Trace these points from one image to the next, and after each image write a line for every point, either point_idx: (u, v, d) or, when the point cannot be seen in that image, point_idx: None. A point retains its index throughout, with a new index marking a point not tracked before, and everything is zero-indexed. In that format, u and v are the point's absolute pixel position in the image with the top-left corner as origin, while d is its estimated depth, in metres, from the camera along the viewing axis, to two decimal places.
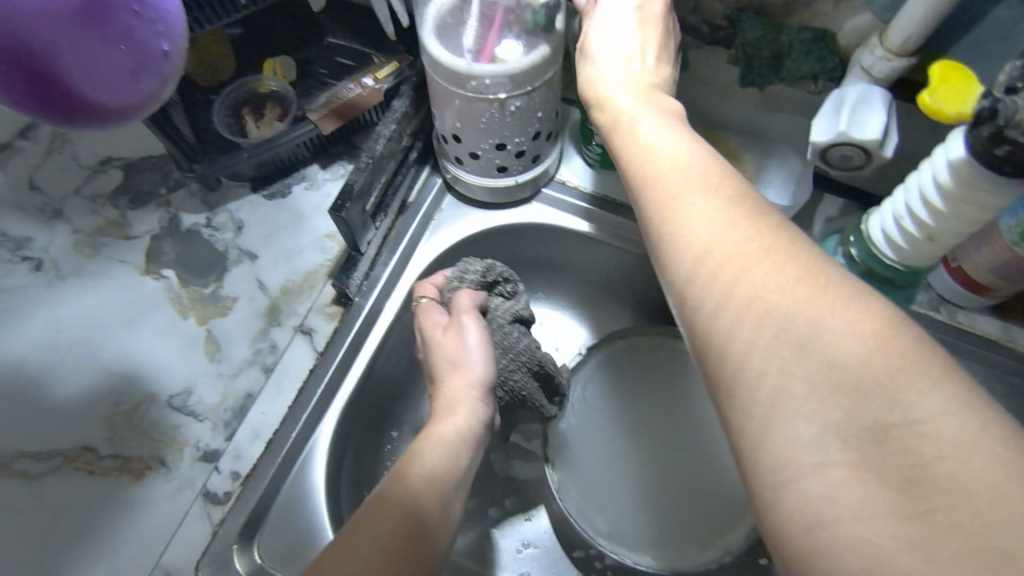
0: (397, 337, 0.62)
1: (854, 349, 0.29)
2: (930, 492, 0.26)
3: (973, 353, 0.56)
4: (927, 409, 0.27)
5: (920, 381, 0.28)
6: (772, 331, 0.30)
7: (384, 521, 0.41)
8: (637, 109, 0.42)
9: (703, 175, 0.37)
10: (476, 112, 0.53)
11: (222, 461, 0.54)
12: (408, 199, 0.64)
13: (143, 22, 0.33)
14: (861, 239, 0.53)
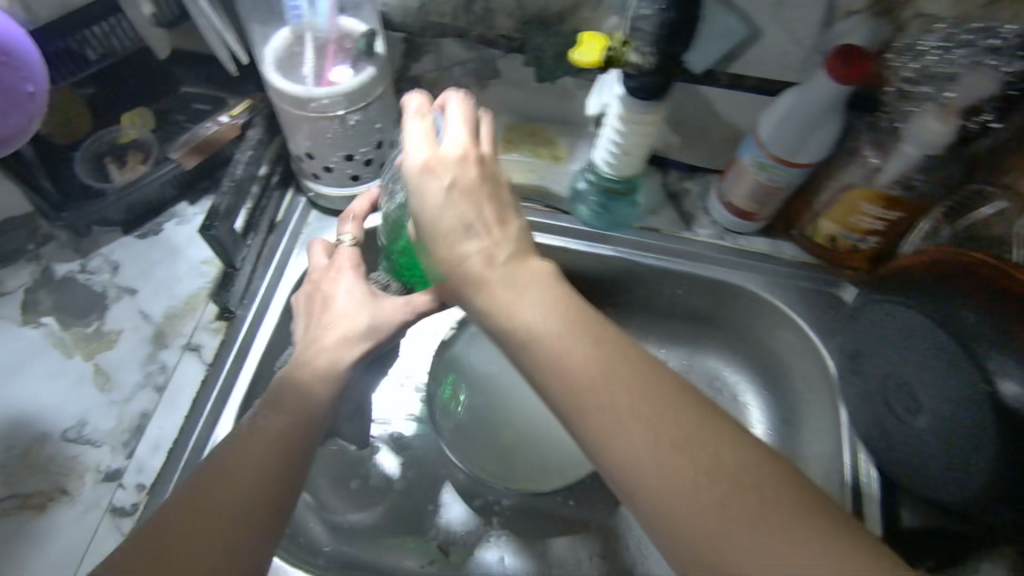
0: (283, 341, 0.68)
1: (696, 459, 0.36)
2: (693, 479, 0.35)
3: (751, 264, 0.71)
4: (749, 463, 0.36)
5: (729, 437, 0.36)
6: (662, 494, 0.36)
7: (263, 450, 0.45)
8: (504, 295, 0.42)
9: (577, 384, 0.39)
10: (321, 130, 0.61)
11: (126, 477, 0.57)
12: (276, 218, 0.71)
13: (7, 69, 0.49)
14: (591, 166, 0.68)
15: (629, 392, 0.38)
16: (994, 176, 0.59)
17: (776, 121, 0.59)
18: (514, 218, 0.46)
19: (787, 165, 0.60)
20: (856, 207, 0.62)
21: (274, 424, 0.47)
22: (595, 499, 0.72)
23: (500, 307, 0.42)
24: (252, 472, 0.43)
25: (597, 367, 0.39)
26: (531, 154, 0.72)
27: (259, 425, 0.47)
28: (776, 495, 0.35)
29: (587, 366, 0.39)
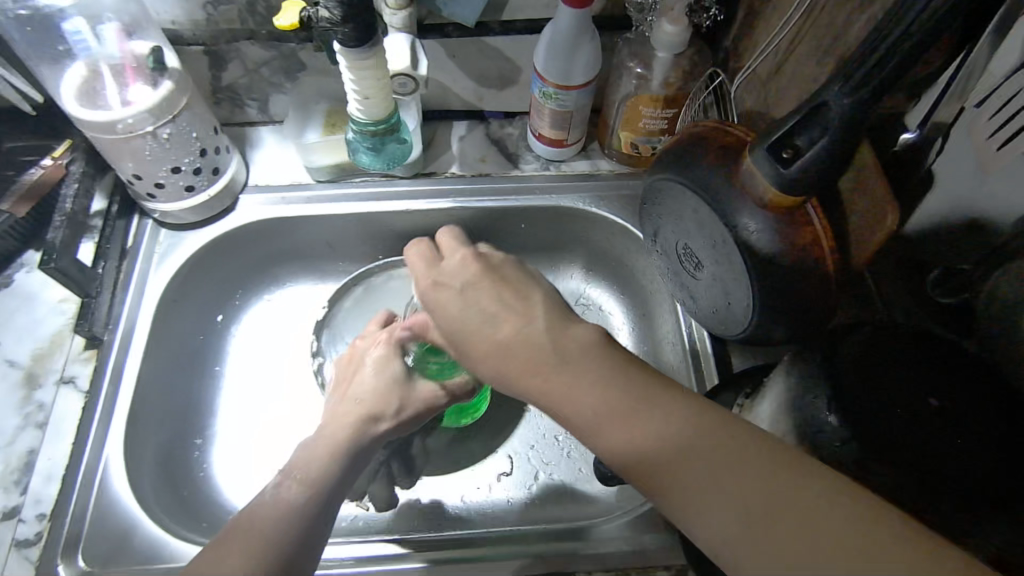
0: (157, 355, 0.71)
1: (792, 546, 0.38)
2: (767, 530, 0.39)
3: (576, 184, 0.78)
4: (842, 538, 0.37)
5: (826, 516, 0.38)
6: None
7: (274, 520, 0.51)
8: (567, 407, 0.48)
9: (652, 467, 0.44)
10: (137, 149, 0.64)
11: (24, 511, 0.59)
12: (127, 245, 0.74)
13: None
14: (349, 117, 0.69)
15: (698, 440, 0.43)
16: (734, 65, 0.69)
17: (544, 53, 0.66)
18: (535, 293, 0.53)
19: (567, 89, 0.67)
20: (640, 113, 0.69)
21: (289, 498, 0.53)
22: (492, 426, 0.79)
23: (561, 391, 0.48)
24: (259, 532, 0.49)
25: (667, 444, 0.44)
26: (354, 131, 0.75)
27: (276, 497, 0.53)
28: (854, 568, 0.36)
29: (655, 447, 0.44)
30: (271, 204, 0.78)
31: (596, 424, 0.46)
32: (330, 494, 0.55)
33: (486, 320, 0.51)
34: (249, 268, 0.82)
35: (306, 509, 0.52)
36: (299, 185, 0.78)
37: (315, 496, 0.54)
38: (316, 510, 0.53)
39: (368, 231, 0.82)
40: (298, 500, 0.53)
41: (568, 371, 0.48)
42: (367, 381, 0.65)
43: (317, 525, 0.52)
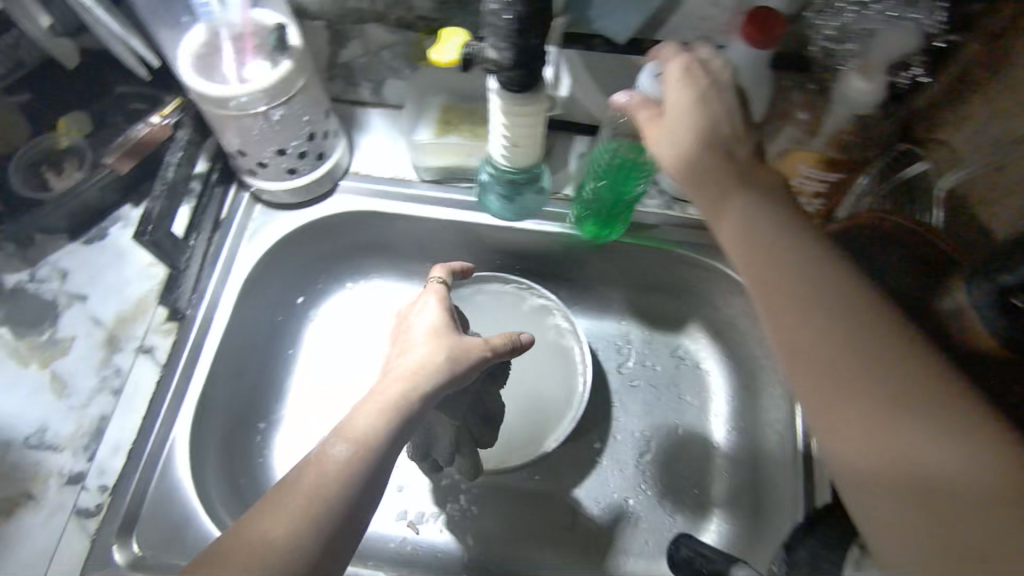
0: (235, 335, 0.69)
1: (946, 471, 0.39)
2: (879, 432, 0.42)
3: (698, 233, 0.72)
4: (957, 481, 0.39)
5: (984, 478, 0.38)
6: (882, 486, 0.41)
7: (327, 481, 0.47)
8: (753, 225, 0.51)
9: (836, 337, 0.45)
10: (247, 128, 0.61)
11: (88, 479, 0.59)
12: (221, 216, 0.72)
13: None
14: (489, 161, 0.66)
15: (878, 385, 0.43)
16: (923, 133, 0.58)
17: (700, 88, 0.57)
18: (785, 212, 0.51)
19: None
20: (795, 171, 0.60)
21: (333, 455, 0.48)
22: (557, 470, 0.75)
23: (794, 283, 0.47)
24: (303, 503, 0.45)
25: (848, 357, 0.44)
26: (467, 134, 0.69)
27: (320, 456, 0.48)
28: (995, 535, 0.37)
29: (816, 351, 0.45)
30: (371, 196, 0.73)
31: (833, 343, 0.45)
32: (383, 460, 0.49)
33: (719, 180, 0.52)
34: (336, 254, 0.79)
35: (350, 474, 0.47)
36: (401, 179, 0.74)
37: (364, 457, 0.48)
38: (372, 465, 0.48)
39: (464, 238, 0.76)
40: (344, 461, 0.48)
41: (807, 260, 0.48)
42: (419, 354, 0.55)
43: (364, 494, 0.48)
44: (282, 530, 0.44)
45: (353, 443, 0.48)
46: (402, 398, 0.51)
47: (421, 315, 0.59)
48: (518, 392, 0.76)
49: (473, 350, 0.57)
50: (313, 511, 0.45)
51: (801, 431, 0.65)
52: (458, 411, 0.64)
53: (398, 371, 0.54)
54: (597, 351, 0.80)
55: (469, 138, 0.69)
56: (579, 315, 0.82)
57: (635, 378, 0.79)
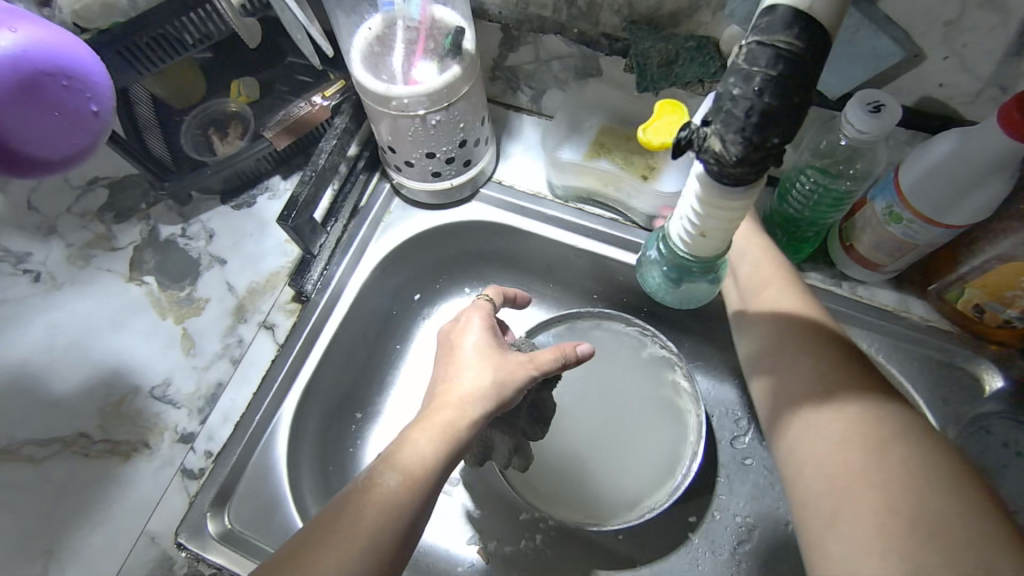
0: (352, 326, 0.69)
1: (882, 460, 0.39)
2: (887, 503, 0.37)
3: (868, 321, 0.61)
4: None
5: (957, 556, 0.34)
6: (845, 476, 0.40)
7: (381, 512, 0.44)
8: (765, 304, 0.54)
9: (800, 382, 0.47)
10: (402, 128, 0.59)
11: (197, 441, 0.62)
12: (359, 205, 0.71)
13: (72, 93, 0.48)
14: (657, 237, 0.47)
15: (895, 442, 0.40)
16: None
17: (922, 170, 0.48)
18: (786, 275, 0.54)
19: (929, 223, 0.50)
20: (1016, 281, 0.51)
21: (383, 484, 0.45)
22: (643, 535, 0.69)
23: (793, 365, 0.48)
24: (355, 538, 0.42)
25: (848, 423, 0.42)
26: (620, 162, 0.65)
27: (370, 483, 0.45)
28: None
29: (824, 408, 0.44)
30: (507, 209, 0.70)
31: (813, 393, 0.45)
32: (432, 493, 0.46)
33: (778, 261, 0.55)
34: (460, 258, 0.77)
35: (402, 508, 0.44)
36: (544, 198, 0.70)
37: (416, 490, 0.45)
38: (422, 494, 0.46)
39: (595, 269, 0.71)
40: (394, 490, 0.45)
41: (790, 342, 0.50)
42: (468, 379, 0.51)
43: (414, 527, 0.45)
44: (335, 557, 0.41)
45: (405, 473, 0.46)
46: (451, 425, 0.48)
47: (472, 333, 0.55)
48: (585, 431, 0.71)
49: (521, 370, 0.53)
50: (369, 537, 0.42)
51: None
52: (516, 425, 0.61)
53: (446, 399, 0.50)
54: (712, 418, 0.73)
55: (623, 166, 0.64)
56: (699, 373, 0.75)
57: (750, 457, 0.70)
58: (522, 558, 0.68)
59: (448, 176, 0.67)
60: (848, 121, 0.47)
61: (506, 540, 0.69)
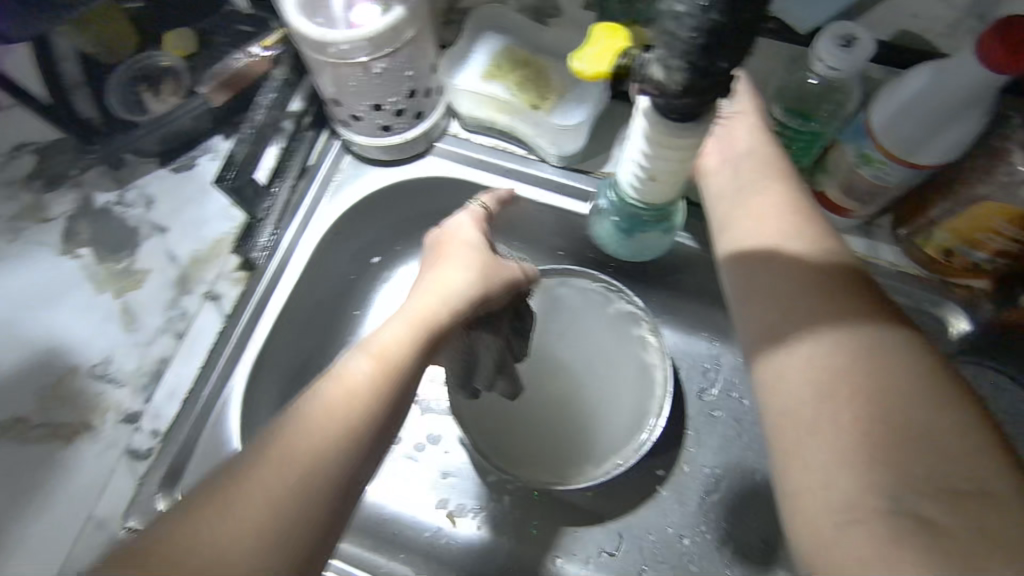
0: (304, 292, 0.65)
1: (889, 389, 0.34)
2: (891, 447, 0.32)
3: None
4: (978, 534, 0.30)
5: (968, 498, 0.31)
6: (848, 409, 0.34)
7: (353, 409, 0.42)
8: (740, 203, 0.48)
9: (786, 304, 0.40)
10: (345, 77, 0.55)
11: (144, 420, 0.59)
12: (308, 163, 0.67)
13: None
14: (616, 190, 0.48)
15: (905, 397, 0.33)
16: None
17: (894, 108, 0.46)
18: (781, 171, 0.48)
19: (900, 163, 0.47)
20: (987, 223, 0.49)
21: (355, 372, 0.44)
22: (614, 492, 0.68)
23: (780, 297, 0.41)
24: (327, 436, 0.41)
25: (842, 369, 0.35)
26: (514, 87, 0.62)
27: (343, 373, 0.44)
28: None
29: (822, 341, 0.37)
30: (463, 163, 0.67)
31: (795, 323, 0.39)
32: (403, 396, 0.45)
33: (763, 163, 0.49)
34: (418, 219, 0.73)
35: (376, 408, 0.43)
36: (503, 150, 0.66)
37: (389, 391, 0.44)
38: (397, 387, 0.45)
39: (559, 225, 0.68)
40: (367, 376, 0.44)
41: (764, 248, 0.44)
42: (450, 276, 0.51)
43: (385, 430, 0.44)
44: (299, 455, 0.39)
45: (375, 358, 0.45)
46: (432, 317, 0.49)
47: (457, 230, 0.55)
48: (557, 385, 0.70)
49: (499, 268, 0.54)
50: (330, 438, 0.41)
51: None
52: (500, 330, 0.58)
53: (424, 293, 0.50)
54: (680, 370, 0.71)
55: (514, 91, 0.62)
56: (667, 327, 0.73)
57: (718, 409, 0.70)
58: (490, 520, 0.68)
59: (400, 129, 0.63)
60: (817, 56, 0.44)
61: (473, 501, 0.68)
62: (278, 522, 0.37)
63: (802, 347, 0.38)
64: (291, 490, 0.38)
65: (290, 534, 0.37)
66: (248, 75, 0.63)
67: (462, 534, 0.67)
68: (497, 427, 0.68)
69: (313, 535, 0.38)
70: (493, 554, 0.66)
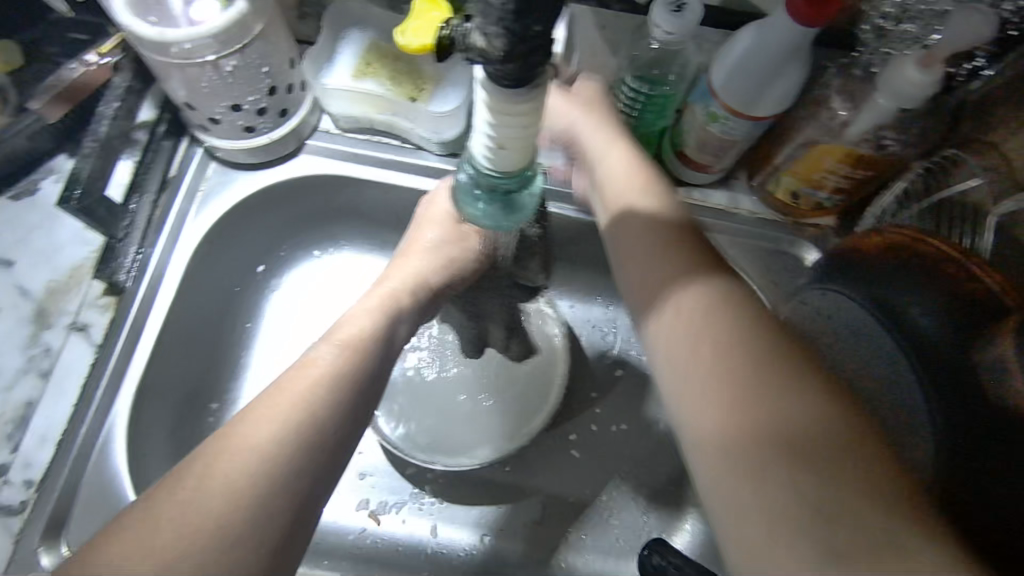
0: (184, 310, 0.62)
1: (738, 342, 0.36)
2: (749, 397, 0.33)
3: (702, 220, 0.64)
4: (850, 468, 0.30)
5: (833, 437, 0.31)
6: (707, 366, 0.35)
7: (299, 395, 0.40)
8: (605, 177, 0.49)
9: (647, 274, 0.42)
10: (194, 77, 0.52)
11: (12, 472, 0.53)
12: (168, 174, 0.63)
13: None
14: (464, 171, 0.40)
15: (790, 385, 0.33)
16: (962, 138, 0.51)
17: (732, 67, 0.49)
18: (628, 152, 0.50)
19: (741, 116, 0.52)
20: (819, 164, 0.54)
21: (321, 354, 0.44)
22: (531, 463, 0.70)
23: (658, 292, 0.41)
24: (266, 432, 0.38)
25: (713, 336, 0.36)
26: (388, 82, 0.62)
27: (308, 355, 0.44)
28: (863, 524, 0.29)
29: (678, 302, 0.39)
30: (338, 158, 0.65)
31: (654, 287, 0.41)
32: (367, 390, 0.44)
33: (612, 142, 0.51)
34: (300, 219, 0.71)
35: (321, 397, 0.41)
36: (380, 142, 0.65)
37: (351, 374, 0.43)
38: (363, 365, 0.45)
39: None
40: (337, 354, 0.44)
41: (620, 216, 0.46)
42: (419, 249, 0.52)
43: (357, 416, 0.43)
44: (277, 417, 0.39)
45: (343, 340, 0.45)
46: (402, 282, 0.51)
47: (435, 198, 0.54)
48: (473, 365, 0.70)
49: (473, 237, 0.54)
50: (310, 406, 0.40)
51: None
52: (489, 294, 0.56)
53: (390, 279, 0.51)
54: (581, 337, 0.74)
55: (389, 86, 0.62)
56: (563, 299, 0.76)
57: (619, 367, 0.73)
58: (413, 512, 0.67)
59: (265, 128, 0.60)
60: (655, 24, 0.47)
61: (395, 495, 0.68)
62: (239, 502, 0.35)
63: (675, 352, 0.38)
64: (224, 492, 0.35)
65: (245, 503, 0.35)
66: (87, 85, 0.58)
67: (385, 529, 0.66)
68: (419, 420, 0.68)
69: (275, 516, 0.36)
70: (421, 545, 0.66)
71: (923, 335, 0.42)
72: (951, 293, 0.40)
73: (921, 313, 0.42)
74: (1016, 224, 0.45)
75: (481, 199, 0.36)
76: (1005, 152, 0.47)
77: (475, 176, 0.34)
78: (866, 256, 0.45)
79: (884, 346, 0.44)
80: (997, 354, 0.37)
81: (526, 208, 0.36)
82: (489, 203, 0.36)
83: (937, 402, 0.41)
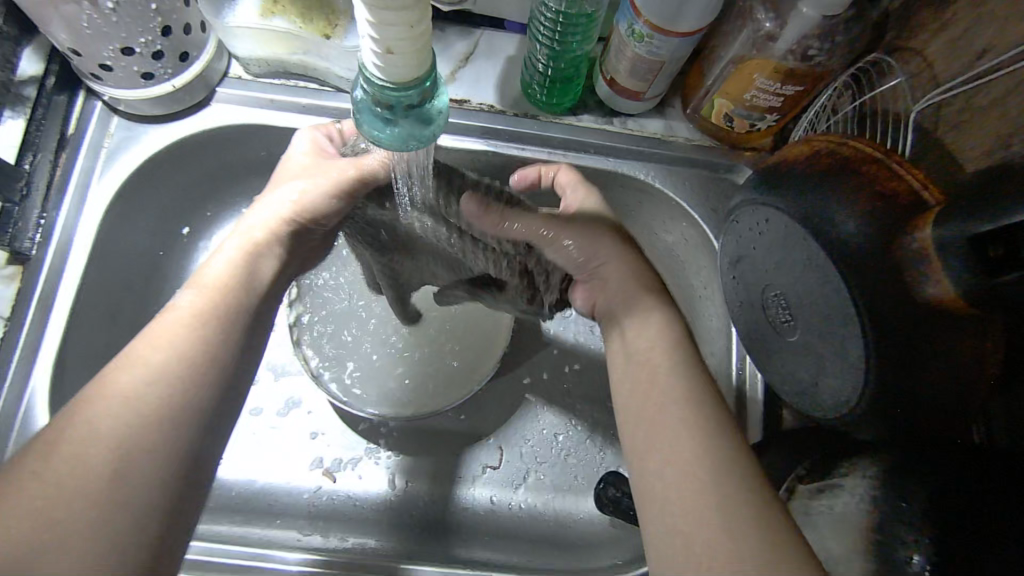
0: (100, 275, 0.58)
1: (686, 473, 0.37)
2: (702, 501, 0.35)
3: (639, 150, 0.63)
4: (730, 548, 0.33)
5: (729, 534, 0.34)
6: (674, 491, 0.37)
7: (134, 383, 0.37)
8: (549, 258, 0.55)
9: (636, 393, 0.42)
10: (73, 18, 0.47)
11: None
12: (66, 132, 0.58)
13: None
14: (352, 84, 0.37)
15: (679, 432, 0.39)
16: (888, 47, 0.50)
17: None
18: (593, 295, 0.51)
19: (665, 34, 0.50)
20: (750, 83, 0.52)
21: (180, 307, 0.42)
22: (485, 409, 0.69)
23: (636, 402, 0.42)
24: (127, 398, 0.37)
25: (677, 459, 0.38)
26: (297, 19, 0.58)
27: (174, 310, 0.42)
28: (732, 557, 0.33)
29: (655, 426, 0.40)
30: (255, 106, 0.61)
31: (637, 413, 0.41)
32: (214, 360, 0.41)
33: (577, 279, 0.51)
34: (223, 174, 0.67)
35: (192, 348, 0.40)
36: (298, 86, 0.62)
37: (196, 352, 0.40)
38: (212, 336, 0.41)
39: None
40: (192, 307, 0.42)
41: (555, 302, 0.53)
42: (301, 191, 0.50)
43: (210, 385, 0.40)
44: (120, 418, 0.36)
45: (205, 290, 0.43)
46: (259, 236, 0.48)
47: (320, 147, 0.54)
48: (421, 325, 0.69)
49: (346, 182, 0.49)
50: (150, 393, 0.37)
51: (738, 355, 0.61)
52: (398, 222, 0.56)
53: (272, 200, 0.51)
54: None
55: (298, 23, 0.58)
56: None
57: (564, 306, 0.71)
58: (368, 466, 0.66)
59: (166, 74, 0.56)
60: None
61: (349, 451, 0.66)
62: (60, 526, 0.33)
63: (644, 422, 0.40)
64: (107, 463, 0.35)
65: (69, 519, 0.33)
66: None
67: (341, 485, 0.65)
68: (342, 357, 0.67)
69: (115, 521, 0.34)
70: (378, 499, 0.64)
71: (851, 238, 0.39)
72: (875, 194, 0.39)
73: (847, 218, 0.40)
74: (939, 129, 0.45)
75: (386, 119, 0.34)
76: (926, 55, 0.46)
77: (372, 92, 0.32)
78: (792, 163, 0.44)
79: (810, 253, 0.42)
80: (919, 246, 0.37)
81: (432, 123, 0.34)
82: (394, 124, 0.34)
83: (877, 329, 0.39)
